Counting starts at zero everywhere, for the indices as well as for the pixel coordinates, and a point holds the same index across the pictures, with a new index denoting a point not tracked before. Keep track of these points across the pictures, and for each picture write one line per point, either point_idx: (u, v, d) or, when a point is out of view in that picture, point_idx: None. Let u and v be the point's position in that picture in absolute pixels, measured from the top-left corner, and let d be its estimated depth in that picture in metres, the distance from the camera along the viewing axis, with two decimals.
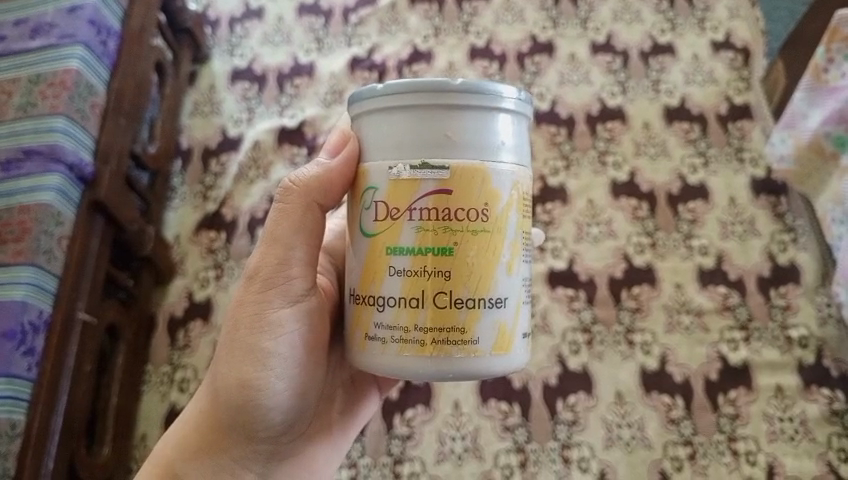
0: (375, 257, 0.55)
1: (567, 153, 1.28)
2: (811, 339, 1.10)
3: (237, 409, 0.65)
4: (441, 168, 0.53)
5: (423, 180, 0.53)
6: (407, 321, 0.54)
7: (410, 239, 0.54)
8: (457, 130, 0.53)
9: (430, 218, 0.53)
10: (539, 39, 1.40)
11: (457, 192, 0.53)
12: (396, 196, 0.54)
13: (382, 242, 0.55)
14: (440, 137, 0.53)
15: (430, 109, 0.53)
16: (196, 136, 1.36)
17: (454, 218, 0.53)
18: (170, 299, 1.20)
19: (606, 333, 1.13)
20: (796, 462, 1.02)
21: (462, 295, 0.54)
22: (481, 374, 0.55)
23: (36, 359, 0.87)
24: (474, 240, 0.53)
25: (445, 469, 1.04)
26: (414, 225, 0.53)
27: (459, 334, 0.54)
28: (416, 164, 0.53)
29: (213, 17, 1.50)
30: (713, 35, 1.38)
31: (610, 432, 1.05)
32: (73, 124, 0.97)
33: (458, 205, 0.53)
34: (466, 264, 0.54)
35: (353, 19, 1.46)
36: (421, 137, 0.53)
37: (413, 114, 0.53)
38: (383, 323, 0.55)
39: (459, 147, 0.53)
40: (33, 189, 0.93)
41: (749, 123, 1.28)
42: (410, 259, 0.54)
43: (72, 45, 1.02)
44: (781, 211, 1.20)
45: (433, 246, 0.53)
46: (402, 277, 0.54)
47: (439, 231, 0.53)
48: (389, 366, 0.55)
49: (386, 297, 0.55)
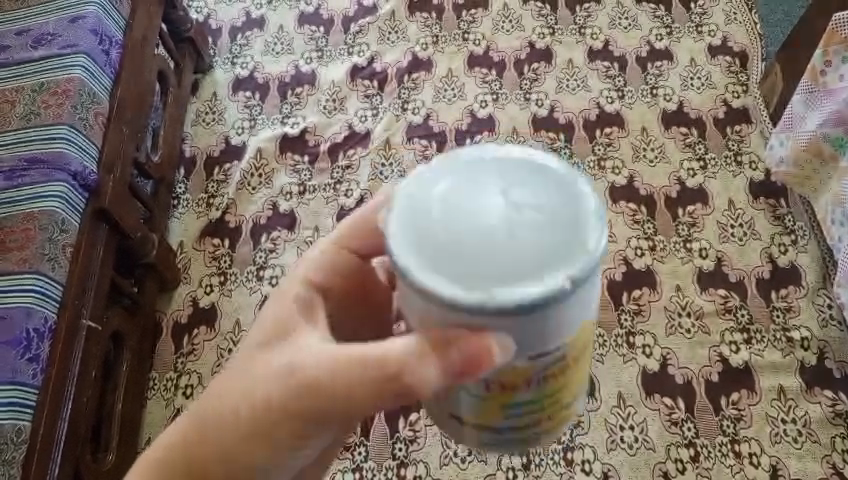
0: (487, 410, 0.41)
1: (567, 157, 1.29)
2: (813, 340, 1.10)
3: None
4: (568, 335, 0.38)
5: (550, 350, 0.38)
6: (524, 440, 0.43)
7: (531, 393, 0.40)
8: (582, 294, 0.37)
9: (554, 375, 0.39)
10: (537, 45, 1.42)
11: (576, 342, 0.39)
12: (509, 375, 0.38)
13: (497, 402, 0.40)
14: (568, 314, 0.37)
15: (536, 314, 0.36)
16: (199, 145, 1.37)
17: (574, 361, 0.40)
18: (175, 306, 1.21)
19: (607, 335, 1.13)
20: (800, 464, 1.02)
21: (573, 404, 0.44)
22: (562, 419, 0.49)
23: (41, 366, 0.87)
24: (584, 357, 0.41)
25: (448, 473, 1.04)
26: (536, 384, 0.39)
27: (568, 425, 0.45)
28: (541, 347, 0.37)
29: (215, 27, 1.52)
30: (710, 39, 1.39)
31: (613, 435, 1.05)
32: (76, 132, 0.99)
33: (579, 346, 0.40)
34: (577, 378, 0.42)
35: (354, 28, 1.47)
36: (535, 332, 0.36)
37: (537, 311, 0.35)
38: (499, 442, 0.43)
39: (577, 312, 0.37)
40: (37, 197, 0.94)
41: (747, 127, 1.29)
42: (529, 409, 0.41)
43: (75, 55, 1.04)
44: (779, 214, 1.21)
45: (552, 389, 0.40)
46: (515, 423, 0.42)
47: (560, 378, 0.40)
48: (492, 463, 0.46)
49: (497, 435, 0.43)
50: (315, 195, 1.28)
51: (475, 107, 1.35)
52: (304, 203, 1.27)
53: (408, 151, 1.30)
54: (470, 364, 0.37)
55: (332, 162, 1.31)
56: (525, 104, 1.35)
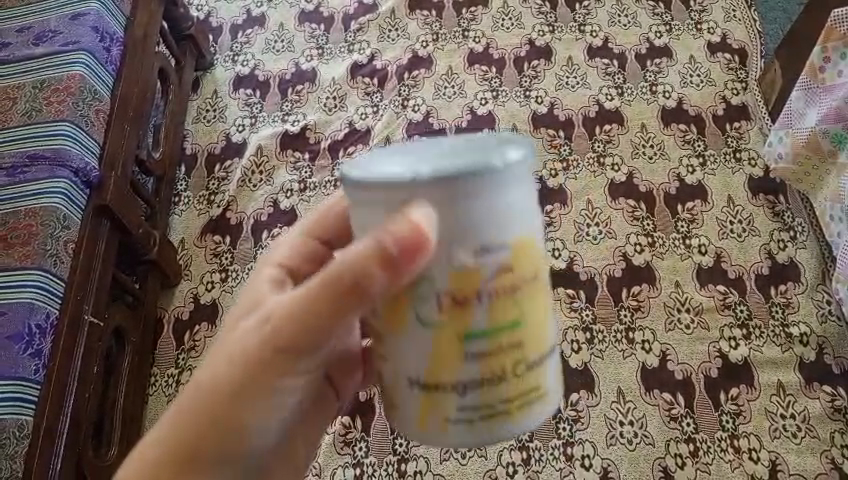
0: (444, 350, 0.40)
1: (566, 154, 1.29)
2: (812, 336, 1.10)
3: (218, 473, 0.52)
4: (503, 244, 0.38)
5: (490, 260, 0.38)
6: (490, 397, 0.41)
7: (484, 320, 0.39)
8: (514, 203, 0.38)
9: (502, 296, 0.39)
10: (537, 43, 1.42)
11: (521, 262, 0.39)
12: (457, 283, 0.38)
13: (452, 332, 0.39)
14: (502, 219, 0.38)
15: (468, 195, 0.37)
16: (200, 143, 1.38)
17: (522, 288, 0.40)
18: (176, 302, 1.21)
19: (607, 331, 1.13)
20: (799, 459, 1.02)
21: (536, 358, 0.42)
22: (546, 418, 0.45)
23: (43, 361, 0.87)
24: (538, 296, 0.41)
25: (449, 468, 1.04)
26: (485, 305, 0.39)
27: (538, 392, 0.42)
28: (478, 249, 0.38)
29: (215, 25, 1.52)
30: (709, 37, 1.40)
31: (613, 430, 1.06)
32: (78, 129, 1.00)
33: (525, 272, 0.39)
34: (533, 322, 0.41)
35: (354, 25, 1.47)
36: (472, 224, 0.37)
37: (463, 199, 0.37)
38: (468, 408, 0.41)
39: (514, 218, 0.38)
40: (40, 193, 0.94)
41: (746, 124, 1.29)
42: (486, 346, 0.40)
43: (76, 52, 1.05)
44: (778, 210, 1.21)
45: (507, 322, 0.40)
46: (478, 363, 0.40)
47: (510, 304, 0.39)
48: (462, 442, 0.42)
49: (462, 383, 0.41)
50: (315, 192, 1.28)
51: (475, 104, 1.35)
52: (305, 200, 1.28)
53: None
54: (407, 252, 0.37)
55: (333, 158, 1.31)
56: (525, 101, 1.35)
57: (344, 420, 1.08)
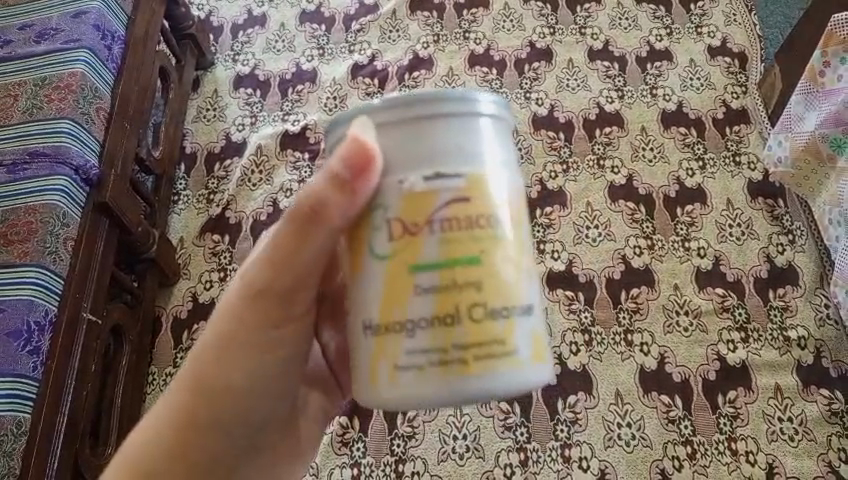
0: (396, 283, 0.42)
1: (566, 156, 1.30)
2: (809, 340, 1.11)
3: (208, 435, 0.55)
4: (455, 175, 0.42)
5: (442, 189, 0.42)
6: (443, 341, 0.42)
7: (435, 252, 0.42)
8: (467, 139, 0.42)
9: (454, 229, 0.42)
10: (538, 45, 1.42)
11: (476, 198, 0.42)
12: (407, 210, 0.42)
13: (402, 262, 0.42)
14: (452, 148, 0.42)
15: (420, 121, 0.42)
16: (200, 141, 1.38)
17: (476, 228, 0.42)
18: (175, 301, 1.21)
19: (605, 333, 1.14)
20: (796, 462, 1.03)
21: (496, 307, 0.42)
22: (515, 391, 0.43)
23: (41, 358, 0.87)
24: (500, 243, 0.43)
25: (447, 469, 1.04)
26: (436, 237, 0.42)
27: (500, 348, 0.42)
28: (430, 173, 0.42)
29: (216, 25, 1.52)
30: (710, 40, 1.40)
31: (611, 432, 1.06)
32: (79, 127, 1.00)
33: (480, 212, 0.42)
34: (494, 269, 0.42)
35: (355, 26, 1.47)
36: (423, 149, 0.42)
37: (417, 125, 0.42)
38: (419, 349, 0.42)
39: (468, 153, 0.42)
40: (40, 190, 0.94)
41: (746, 128, 1.30)
42: (438, 281, 0.42)
43: (78, 50, 1.05)
44: (777, 214, 1.21)
45: (462, 258, 0.42)
46: (430, 298, 0.42)
47: (462, 241, 0.42)
48: (415, 399, 0.42)
49: (415, 321, 0.42)
50: None
51: None
52: None
53: None
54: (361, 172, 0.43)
55: None
56: (525, 103, 1.36)
57: (342, 420, 1.08)
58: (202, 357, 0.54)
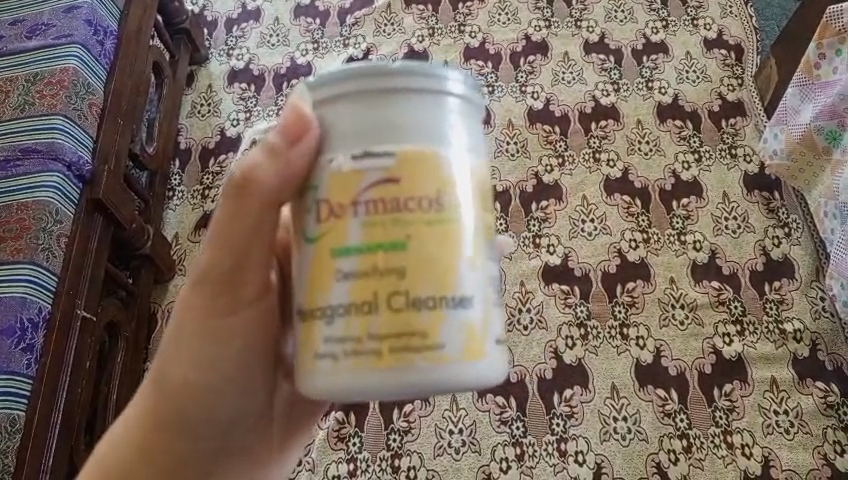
0: (319, 268, 0.40)
1: (562, 150, 1.29)
2: (805, 332, 1.11)
3: (174, 432, 0.55)
4: (383, 154, 0.39)
5: (367, 168, 0.39)
6: (358, 330, 0.38)
7: (358, 235, 0.39)
8: (403, 115, 0.39)
9: (378, 210, 0.39)
10: (533, 38, 1.42)
11: (407, 177, 0.39)
12: (335, 190, 0.40)
13: (327, 245, 0.40)
14: (383, 124, 0.39)
15: (362, 98, 0.40)
16: (194, 137, 1.37)
17: (403, 209, 0.39)
18: (170, 297, 1.21)
19: (601, 328, 1.14)
20: (792, 455, 1.03)
21: (421, 296, 0.39)
22: (444, 390, 0.39)
23: (35, 356, 0.87)
24: (435, 228, 0.39)
25: (443, 464, 1.05)
26: (360, 219, 0.39)
27: (421, 340, 0.38)
28: (358, 151, 0.39)
29: (210, 19, 1.52)
30: (706, 33, 1.39)
31: (607, 426, 1.06)
32: (71, 123, 0.99)
33: (409, 193, 0.39)
34: (423, 255, 0.39)
35: (349, 20, 1.47)
36: (362, 125, 0.39)
37: (355, 100, 0.40)
38: (336, 338, 0.39)
39: (404, 132, 0.39)
40: (34, 187, 0.94)
41: (742, 121, 1.29)
42: (360, 265, 0.39)
43: (70, 45, 1.04)
44: (773, 207, 1.21)
45: (386, 243, 0.39)
46: (350, 283, 0.39)
47: (387, 223, 0.39)
48: (331, 390, 0.39)
49: (333, 306, 0.39)
50: None
51: None
52: None
53: None
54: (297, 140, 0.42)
55: None
56: (520, 97, 1.35)
57: (338, 415, 1.08)
58: (160, 356, 0.54)
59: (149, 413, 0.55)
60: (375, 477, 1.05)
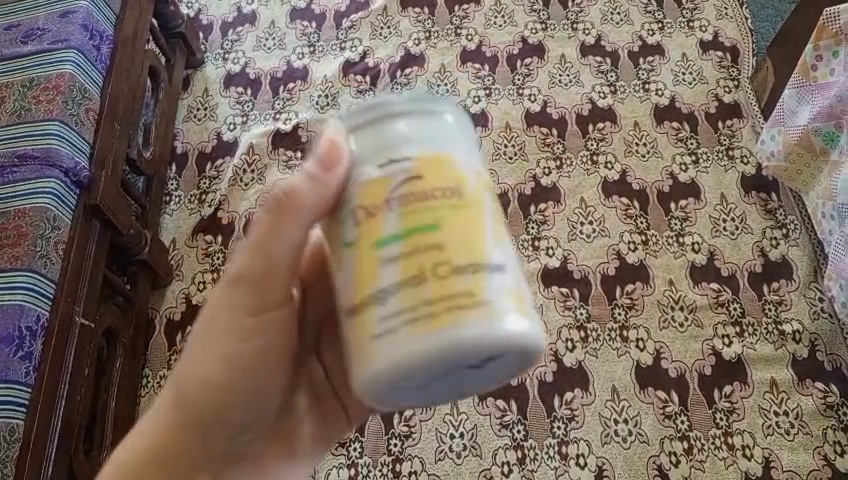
0: (363, 263, 0.42)
1: (560, 153, 1.29)
2: (804, 333, 1.11)
3: (192, 433, 0.59)
4: (405, 160, 0.42)
5: (395, 173, 0.42)
6: (411, 302, 0.40)
7: (395, 224, 0.41)
8: (419, 129, 0.43)
9: (411, 200, 0.41)
10: (530, 41, 1.42)
11: (429, 175, 0.42)
12: (368, 194, 0.43)
13: (366, 241, 0.42)
14: (401, 139, 0.43)
15: (379, 123, 0.44)
16: (191, 141, 1.37)
17: (434, 197, 0.41)
18: (168, 303, 1.20)
19: (601, 330, 1.13)
20: (792, 456, 1.03)
21: (462, 262, 0.40)
22: (499, 346, 0.40)
23: (34, 364, 0.86)
24: (462, 210, 0.42)
25: (444, 468, 1.04)
26: (396, 209, 0.41)
27: (467, 299, 0.40)
28: (384, 161, 0.43)
29: (206, 23, 1.51)
30: (702, 35, 1.40)
31: (607, 429, 1.06)
32: (68, 128, 0.99)
33: (435, 185, 0.42)
34: (457, 232, 0.41)
35: (345, 23, 1.46)
36: (383, 142, 0.43)
37: (373, 128, 0.44)
38: (391, 318, 0.40)
39: (420, 139, 0.43)
40: (31, 193, 0.94)
41: (738, 122, 1.30)
42: (401, 250, 0.41)
43: (66, 50, 1.03)
44: (771, 208, 1.21)
45: (420, 225, 0.41)
46: (395, 265, 0.41)
47: (420, 207, 0.41)
48: (392, 366, 0.39)
49: (384, 288, 0.41)
50: None
51: (468, 103, 1.35)
52: None
53: None
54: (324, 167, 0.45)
55: None
56: (518, 100, 1.35)
57: None
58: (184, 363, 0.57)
59: (173, 415, 0.59)
60: None
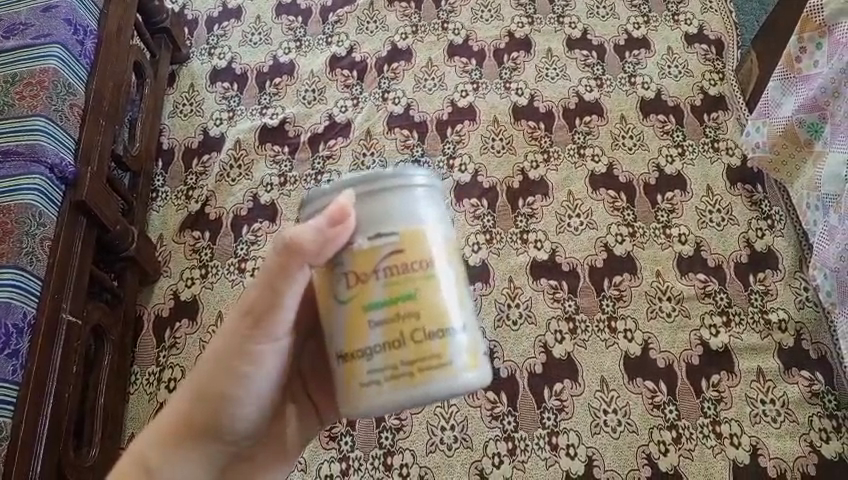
0: (355, 322, 0.48)
1: (547, 146, 1.30)
2: (790, 322, 1.12)
3: (196, 436, 0.60)
4: (390, 236, 0.48)
5: (381, 247, 0.48)
6: (392, 359, 0.47)
7: (383, 292, 0.48)
8: (399, 208, 0.48)
9: (395, 275, 0.48)
10: (516, 35, 1.42)
11: (411, 249, 0.48)
12: (358, 263, 0.48)
13: (358, 304, 0.48)
14: (384, 219, 0.48)
15: (368, 198, 0.48)
16: (177, 137, 1.36)
17: (413, 272, 0.48)
18: (156, 299, 1.20)
19: (589, 321, 1.14)
20: (779, 443, 1.04)
21: (433, 328, 0.48)
22: (455, 396, 0.49)
23: (21, 361, 0.85)
24: (433, 282, 0.49)
25: (435, 460, 1.04)
26: (381, 281, 0.48)
27: (438, 360, 0.48)
28: (370, 235, 0.48)
29: (191, 18, 1.50)
30: (687, 28, 1.41)
31: (597, 419, 1.07)
32: (53, 124, 0.98)
33: (415, 261, 0.48)
34: (430, 299, 0.48)
35: (332, 18, 1.46)
36: (369, 216, 0.48)
37: (358, 203, 0.48)
38: (376, 372, 0.48)
39: (402, 217, 0.48)
40: (16, 189, 0.93)
41: (723, 114, 1.31)
42: (385, 315, 0.48)
43: (49, 45, 1.02)
44: (756, 199, 1.23)
45: (403, 294, 0.48)
46: (380, 327, 0.48)
47: (401, 282, 0.48)
48: (378, 408, 0.48)
49: (371, 347, 0.48)
50: (296, 186, 1.28)
51: (455, 97, 1.35)
52: (285, 194, 1.27)
53: (389, 143, 1.31)
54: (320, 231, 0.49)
55: (313, 152, 1.31)
56: (505, 93, 1.35)
57: None
58: (199, 372, 0.59)
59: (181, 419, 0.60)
60: (368, 476, 1.04)
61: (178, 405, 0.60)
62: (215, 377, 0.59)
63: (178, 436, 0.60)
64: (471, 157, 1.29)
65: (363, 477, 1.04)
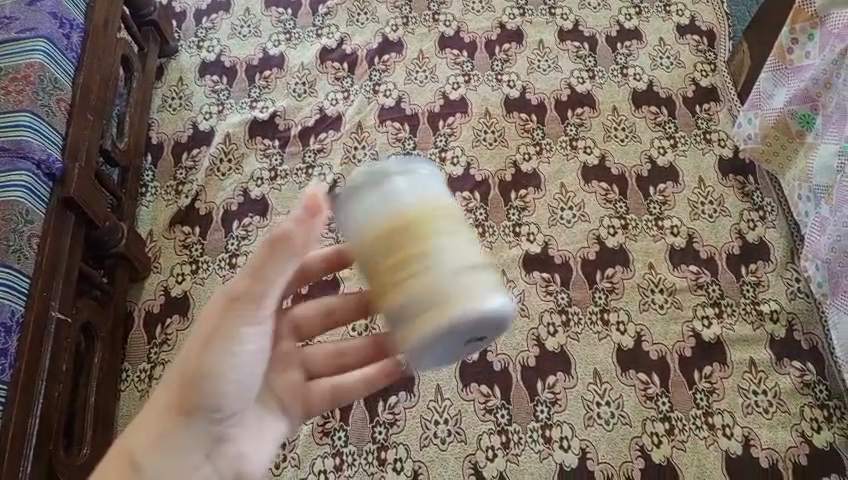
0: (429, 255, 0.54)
1: (539, 138, 1.29)
2: (782, 313, 1.12)
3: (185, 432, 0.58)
4: (437, 197, 0.56)
5: (433, 203, 0.56)
6: (468, 279, 0.54)
7: (444, 231, 0.55)
8: (434, 182, 0.58)
9: (446, 223, 0.56)
10: (508, 26, 1.41)
11: (452, 207, 0.57)
12: (419, 213, 0.55)
13: (427, 242, 0.54)
14: (426, 188, 0.56)
15: (409, 174, 0.57)
16: (166, 131, 1.34)
17: (455, 223, 0.56)
18: (147, 295, 1.19)
19: (582, 313, 1.14)
20: (771, 434, 1.04)
21: (482, 261, 0.56)
22: (511, 314, 0.57)
23: (10, 360, 0.85)
24: (468, 233, 0.57)
25: (429, 454, 1.04)
26: (441, 226, 0.55)
27: (494, 283, 0.56)
28: (423, 195, 0.56)
29: (179, 10, 1.48)
30: (679, 18, 1.40)
31: (590, 411, 1.07)
32: (39, 120, 0.96)
33: (454, 216, 0.57)
34: (471, 243, 0.57)
35: (322, 9, 1.44)
36: (418, 183, 0.56)
37: (405, 179, 0.56)
38: (458, 290, 0.53)
39: (437, 187, 0.58)
40: (3, 186, 0.92)
41: (715, 106, 1.30)
42: (453, 245, 0.55)
43: (34, 39, 1.01)
44: (748, 190, 1.23)
45: (456, 236, 0.56)
46: (452, 256, 0.54)
47: (452, 230, 0.56)
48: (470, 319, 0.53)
49: (450, 271, 0.54)
50: (287, 180, 1.27)
51: (447, 89, 1.34)
52: (276, 188, 1.27)
53: (380, 136, 1.30)
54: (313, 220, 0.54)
55: (304, 146, 1.30)
56: (497, 86, 1.35)
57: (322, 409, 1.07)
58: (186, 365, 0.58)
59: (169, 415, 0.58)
60: (362, 470, 1.04)
61: (158, 399, 0.58)
62: (195, 362, 0.57)
63: (160, 430, 0.58)
64: (463, 150, 1.28)
65: (357, 471, 1.04)
